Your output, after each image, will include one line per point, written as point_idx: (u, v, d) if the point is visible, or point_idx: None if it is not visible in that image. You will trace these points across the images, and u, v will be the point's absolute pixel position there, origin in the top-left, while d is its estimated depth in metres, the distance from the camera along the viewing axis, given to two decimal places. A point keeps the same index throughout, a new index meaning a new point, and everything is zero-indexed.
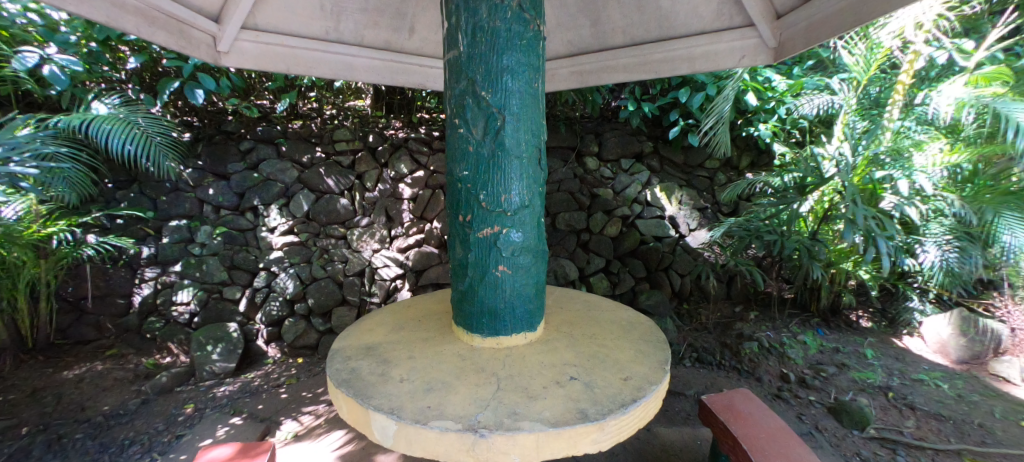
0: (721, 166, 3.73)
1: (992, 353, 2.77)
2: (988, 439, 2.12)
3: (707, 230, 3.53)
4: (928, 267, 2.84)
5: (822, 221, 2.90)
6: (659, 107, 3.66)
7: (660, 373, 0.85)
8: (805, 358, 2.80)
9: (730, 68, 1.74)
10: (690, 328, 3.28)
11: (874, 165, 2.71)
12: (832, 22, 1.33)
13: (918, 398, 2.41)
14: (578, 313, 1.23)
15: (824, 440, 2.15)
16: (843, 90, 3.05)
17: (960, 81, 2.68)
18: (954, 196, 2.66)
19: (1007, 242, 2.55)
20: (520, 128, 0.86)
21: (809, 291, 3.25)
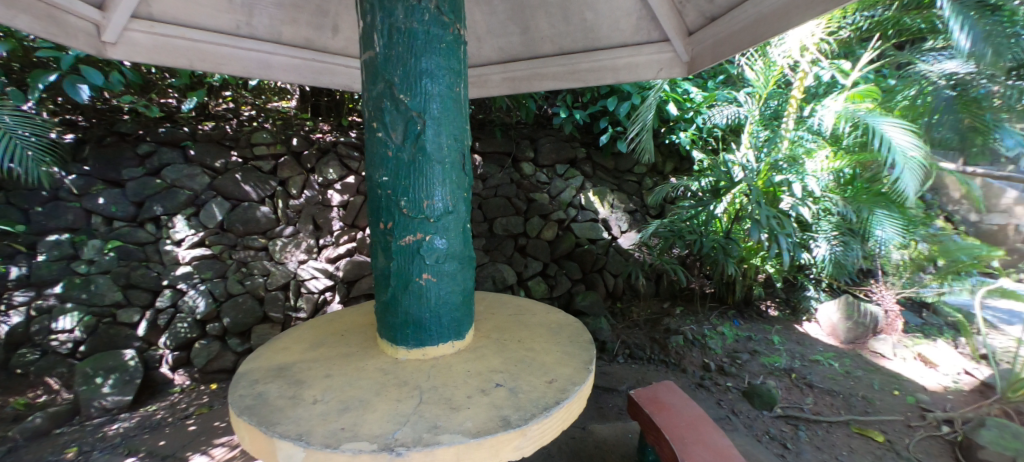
0: (647, 171, 3.99)
1: (871, 333, 3.17)
2: (869, 408, 2.43)
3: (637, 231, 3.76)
4: (820, 259, 3.19)
5: (733, 221, 3.17)
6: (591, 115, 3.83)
7: (585, 374, 0.87)
8: (723, 347, 3.03)
9: (650, 79, 1.86)
10: (623, 326, 3.43)
11: (774, 171, 3.05)
12: (733, 41, 1.48)
13: (814, 377, 2.71)
14: (509, 319, 1.24)
15: (738, 422, 2.35)
16: (747, 102, 3.37)
17: (838, 98, 3.08)
18: (838, 197, 3.09)
19: (881, 235, 3.05)
20: (441, 133, 0.85)
21: (726, 286, 3.53)
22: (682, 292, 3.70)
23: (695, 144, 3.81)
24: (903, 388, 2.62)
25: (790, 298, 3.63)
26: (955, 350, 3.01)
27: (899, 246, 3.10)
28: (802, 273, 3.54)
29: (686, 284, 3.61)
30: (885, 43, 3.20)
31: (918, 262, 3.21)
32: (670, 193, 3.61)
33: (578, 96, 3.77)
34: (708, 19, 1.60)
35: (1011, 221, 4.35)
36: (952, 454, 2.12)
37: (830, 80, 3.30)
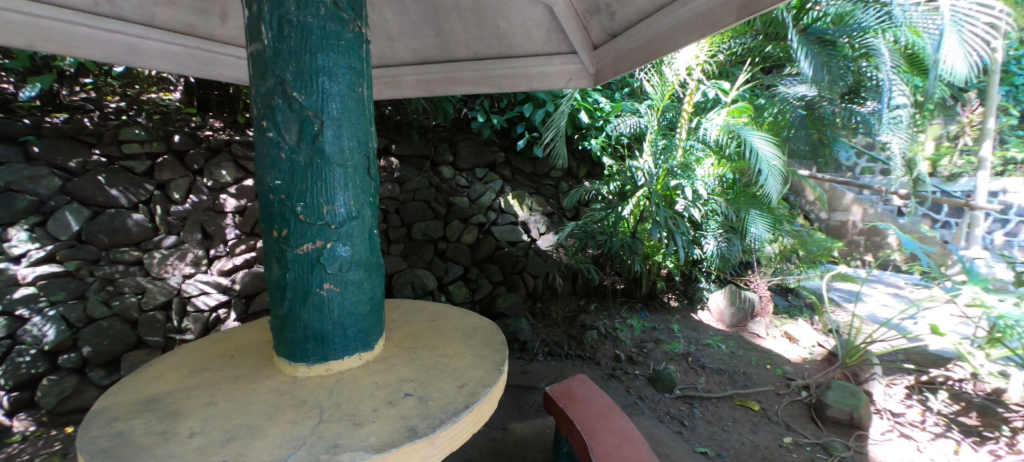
0: (563, 175, 4.19)
1: (750, 317, 3.59)
2: (749, 382, 2.77)
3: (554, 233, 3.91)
4: (710, 253, 3.58)
5: (638, 223, 3.43)
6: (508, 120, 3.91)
7: (495, 375, 0.88)
8: (632, 338, 3.27)
9: (560, 88, 1.96)
10: (543, 325, 3.52)
11: (670, 176, 3.37)
12: (633, 56, 1.62)
13: (707, 359, 3.03)
14: (421, 326, 1.21)
15: (644, 407, 2.54)
16: (647, 114, 3.59)
17: (719, 113, 3.51)
18: (722, 200, 3.52)
19: (756, 232, 3.44)
20: (342, 134, 0.80)
21: (634, 281, 3.81)
22: (596, 289, 3.92)
23: (605, 150, 4.06)
24: (774, 362, 3.03)
25: (687, 290, 4.00)
26: (811, 327, 3.54)
27: (770, 240, 3.59)
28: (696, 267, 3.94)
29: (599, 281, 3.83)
30: (754, 66, 3.74)
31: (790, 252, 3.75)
32: (582, 195, 3.67)
33: (495, 101, 3.82)
34: (610, 35, 1.71)
35: (850, 218, 5.26)
36: (808, 415, 2.44)
37: (713, 97, 3.74)
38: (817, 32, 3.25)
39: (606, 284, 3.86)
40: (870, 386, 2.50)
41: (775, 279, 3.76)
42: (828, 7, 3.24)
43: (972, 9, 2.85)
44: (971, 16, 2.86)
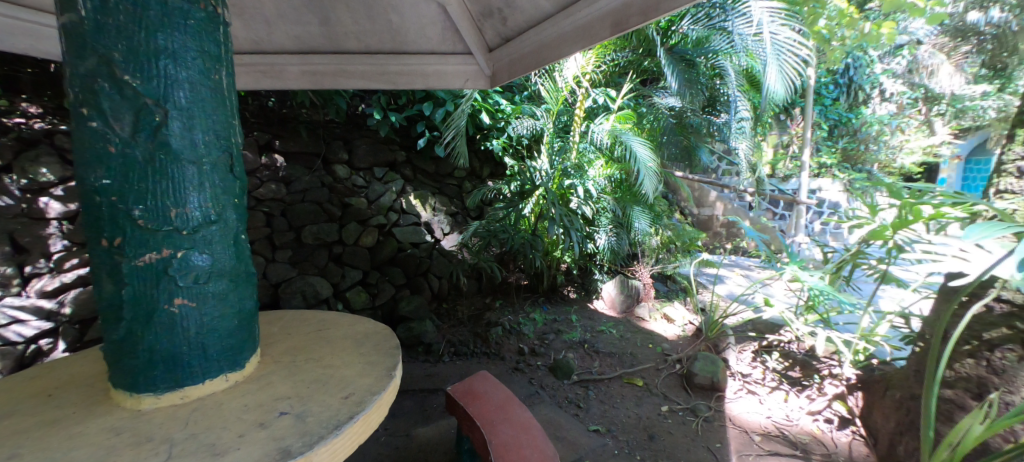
0: (467, 175, 4.19)
1: (636, 302, 3.98)
2: (634, 361, 3.07)
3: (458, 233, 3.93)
4: (602, 247, 3.89)
5: (538, 221, 3.57)
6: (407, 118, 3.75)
7: (385, 381, 0.84)
8: (535, 331, 3.40)
9: (457, 88, 2.00)
10: (448, 325, 3.48)
11: (565, 176, 3.58)
12: (524, 62, 1.70)
13: (601, 344, 3.27)
14: (307, 338, 1.12)
15: (545, 396, 2.66)
16: (542, 117, 3.81)
17: (608, 118, 3.81)
18: (610, 199, 3.87)
19: (640, 226, 3.90)
20: (193, 127, 0.70)
21: (536, 277, 3.96)
22: (500, 286, 3.99)
23: (507, 151, 4.15)
24: (655, 341, 3.39)
25: (585, 283, 4.23)
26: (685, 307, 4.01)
27: (651, 233, 4.03)
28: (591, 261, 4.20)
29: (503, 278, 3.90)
30: (636, 78, 4.08)
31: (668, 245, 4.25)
32: (487, 194, 3.77)
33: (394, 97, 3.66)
34: (502, 39, 1.76)
35: (714, 213, 6.11)
36: (681, 385, 2.77)
37: (602, 103, 4.02)
38: (680, 51, 3.90)
39: (510, 281, 3.95)
40: (727, 355, 2.94)
41: (657, 268, 4.17)
42: (687, 31, 3.83)
43: (788, 43, 3.36)
44: (788, 48, 3.38)
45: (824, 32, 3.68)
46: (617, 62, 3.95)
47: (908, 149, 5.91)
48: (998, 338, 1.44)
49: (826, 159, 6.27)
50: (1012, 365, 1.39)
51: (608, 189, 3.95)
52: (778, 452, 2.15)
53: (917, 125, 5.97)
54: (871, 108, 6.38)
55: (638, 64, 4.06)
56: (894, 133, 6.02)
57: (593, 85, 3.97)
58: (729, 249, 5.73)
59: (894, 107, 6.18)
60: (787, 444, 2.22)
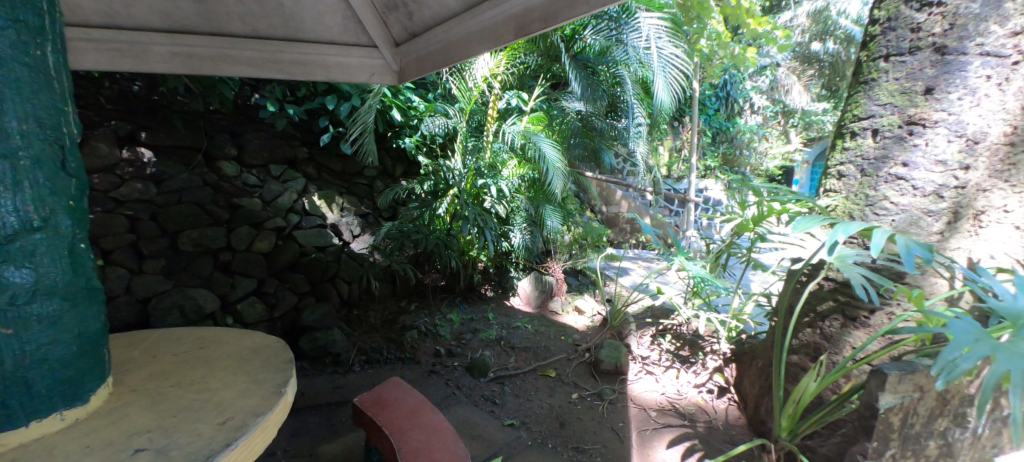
0: (378, 174, 4.01)
1: (550, 297, 4.13)
2: (547, 353, 3.18)
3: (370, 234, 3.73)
4: (517, 245, 3.96)
5: (452, 220, 3.52)
6: (308, 112, 3.47)
7: (274, 399, 0.85)
8: (451, 332, 3.35)
9: (362, 82, 1.89)
10: (359, 332, 3.30)
11: (478, 176, 3.55)
12: (432, 59, 1.67)
13: (516, 340, 3.34)
14: (183, 359, 1.05)
15: (461, 395, 2.65)
16: (455, 115, 3.75)
17: (522, 120, 3.93)
18: (524, 198, 3.95)
19: (552, 224, 4.04)
20: (9, 118, 0.64)
21: (453, 277, 3.88)
22: (416, 289, 3.87)
23: (420, 149, 4.02)
24: (567, 333, 3.54)
25: (502, 281, 4.25)
26: (594, 299, 4.18)
27: (563, 231, 4.20)
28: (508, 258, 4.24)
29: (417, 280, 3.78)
30: (546, 82, 4.24)
31: (578, 241, 4.45)
32: (399, 194, 3.62)
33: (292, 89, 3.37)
34: (411, 35, 1.71)
35: (620, 211, 6.66)
36: (590, 372, 2.95)
37: (515, 105, 4.17)
38: (582, 59, 4.14)
39: (426, 282, 3.84)
40: (629, 340, 3.20)
41: (569, 263, 4.33)
42: (590, 40, 3.99)
43: (673, 57, 3.74)
44: (673, 62, 3.76)
45: (705, 50, 4.24)
46: (528, 64, 4.05)
47: (772, 155, 6.98)
48: (827, 309, 1.73)
49: (710, 162, 7.08)
50: (838, 331, 1.68)
51: (523, 189, 4.00)
52: (671, 424, 2.39)
53: (777, 134, 7.06)
54: (743, 119, 7.45)
55: (548, 68, 4.15)
56: (761, 140, 7.20)
57: (505, 87, 4.04)
58: (633, 243, 6.20)
59: (761, 119, 7.39)
60: (678, 415, 2.46)
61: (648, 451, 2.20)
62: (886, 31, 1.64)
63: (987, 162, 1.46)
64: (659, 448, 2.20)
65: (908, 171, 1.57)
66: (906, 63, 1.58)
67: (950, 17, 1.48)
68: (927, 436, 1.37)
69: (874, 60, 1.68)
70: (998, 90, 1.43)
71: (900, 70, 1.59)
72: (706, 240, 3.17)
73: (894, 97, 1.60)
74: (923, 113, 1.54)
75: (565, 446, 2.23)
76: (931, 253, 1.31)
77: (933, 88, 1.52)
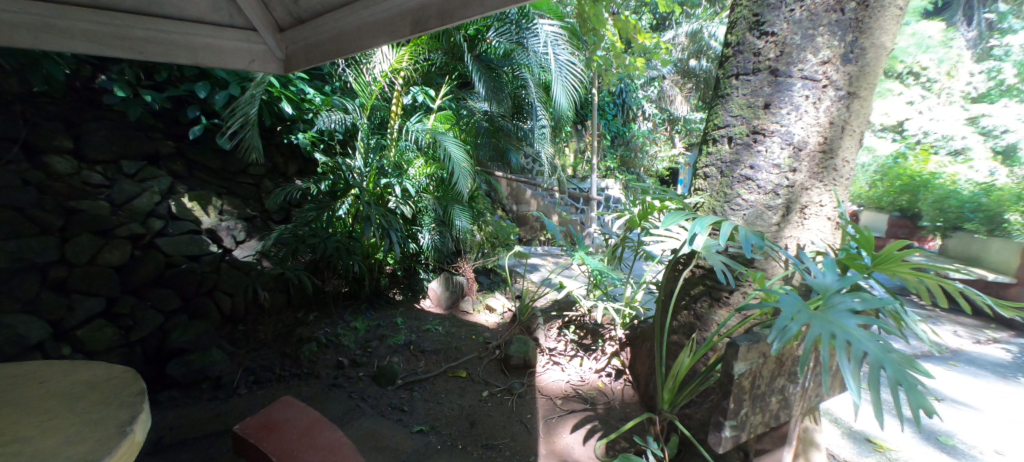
0: (267, 172, 3.65)
1: (461, 297, 3.96)
2: (458, 354, 3.13)
3: (258, 239, 3.34)
4: (426, 245, 3.87)
5: (354, 221, 3.32)
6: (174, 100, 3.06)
7: (116, 441, 0.91)
8: (356, 340, 3.13)
9: (240, 70, 1.68)
10: (245, 351, 2.92)
11: (381, 175, 3.42)
12: (323, 48, 1.56)
13: (426, 343, 3.23)
14: (2, 404, 1.01)
15: (366, 407, 2.51)
16: (354, 111, 3.47)
17: (429, 118, 3.85)
18: (431, 198, 3.88)
19: (461, 224, 3.95)
20: None
21: (357, 282, 3.59)
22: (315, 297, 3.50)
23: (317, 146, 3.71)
24: (478, 331, 3.50)
25: (413, 284, 4.06)
26: (505, 296, 4.19)
27: (472, 230, 4.13)
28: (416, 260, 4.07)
29: (317, 288, 3.40)
30: (453, 81, 4.19)
31: (489, 240, 4.42)
32: (291, 195, 3.34)
33: (150, 73, 2.93)
34: (297, 21, 1.60)
35: (529, 209, 6.86)
36: (500, 368, 2.97)
37: (421, 102, 4.08)
38: (487, 61, 4.17)
39: (327, 290, 3.44)
40: (537, 334, 3.27)
41: (479, 262, 4.17)
42: (494, 42, 4.06)
43: (571, 66, 3.92)
44: (571, 69, 3.91)
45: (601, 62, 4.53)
46: (433, 61, 3.87)
47: (661, 158, 7.93)
48: (698, 292, 1.98)
49: (610, 163, 7.65)
50: (705, 310, 1.94)
51: (430, 188, 3.95)
52: (574, 410, 2.52)
53: (663, 139, 8.02)
54: (637, 124, 8.14)
55: (455, 67, 4.12)
56: (652, 144, 8.00)
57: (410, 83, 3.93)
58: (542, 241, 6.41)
59: (651, 125, 8.17)
60: (580, 400, 2.62)
61: (554, 438, 2.31)
62: (736, 53, 1.93)
63: (807, 166, 1.82)
64: (563, 434, 2.33)
65: (755, 172, 1.86)
66: (751, 81, 1.86)
67: (781, 45, 1.78)
68: (770, 392, 1.64)
69: (728, 78, 1.95)
70: (813, 107, 1.77)
71: (746, 87, 1.88)
72: (605, 235, 3.36)
73: (743, 110, 1.88)
74: (764, 125, 1.83)
75: (474, 445, 2.25)
76: (762, 241, 1.59)
77: (770, 104, 1.81)
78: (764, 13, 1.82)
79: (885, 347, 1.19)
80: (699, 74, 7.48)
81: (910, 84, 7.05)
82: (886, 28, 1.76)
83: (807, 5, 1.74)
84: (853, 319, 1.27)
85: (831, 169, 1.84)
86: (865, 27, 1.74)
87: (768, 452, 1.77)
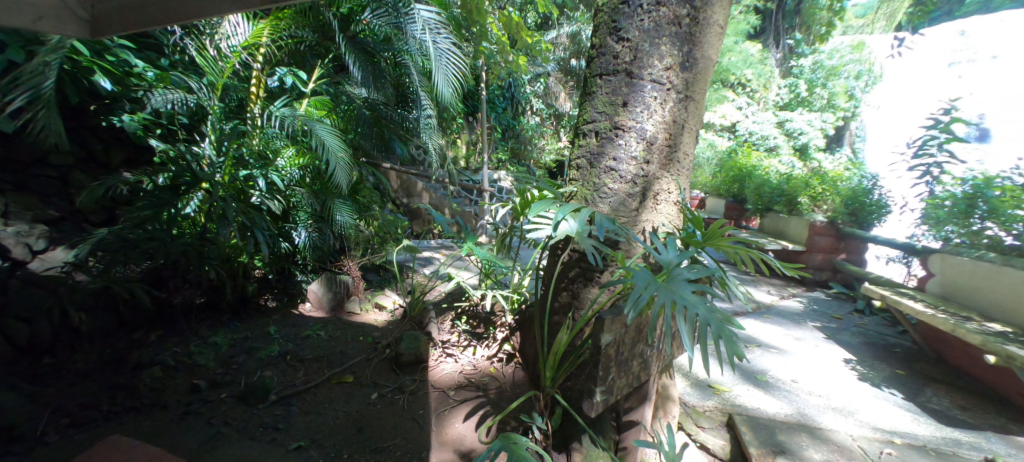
0: (78, 163, 2.99)
1: (347, 296, 3.66)
2: (344, 358, 2.93)
3: (68, 248, 2.69)
4: (301, 243, 3.52)
5: (207, 219, 2.85)
6: None
7: None
8: (215, 358, 2.73)
9: (23, 31, 1.33)
10: (57, 388, 2.22)
11: (240, 166, 2.95)
12: (145, 11, 1.37)
13: (305, 351, 2.96)
14: None
15: (232, 431, 2.20)
16: (202, 90, 2.96)
17: (301, 103, 3.55)
18: (303, 192, 3.43)
19: (341, 219, 3.63)
20: None
21: (215, 290, 3.14)
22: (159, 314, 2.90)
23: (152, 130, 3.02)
24: (366, 331, 3.31)
25: (287, 288, 3.65)
26: (397, 293, 3.98)
27: (357, 225, 3.80)
28: (291, 261, 3.68)
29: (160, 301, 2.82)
30: (327, 62, 3.95)
31: (378, 235, 4.16)
32: (112, 190, 2.74)
33: None
34: None
35: (421, 202, 6.71)
36: (390, 368, 2.84)
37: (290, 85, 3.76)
38: (362, 43, 3.95)
39: (175, 302, 2.90)
40: (430, 327, 3.17)
41: (366, 259, 3.90)
42: (370, 24, 3.82)
43: (451, 54, 3.83)
44: (452, 60, 3.85)
45: (488, 51, 4.55)
46: (302, 37, 3.57)
47: (548, 150, 8.65)
48: (574, 274, 2.15)
49: (501, 155, 7.90)
50: (580, 289, 2.12)
51: (304, 182, 3.56)
52: (467, 399, 2.55)
53: (550, 133, 8.61)
54: (527, 118, 8.50)
55: (328, 48, 3.90)
56: (540, 138, 8.44)
57: (272, 64, 3.53)
58: (435, 234, 6.27)
59: (538, 119, 8.59)
60: (472, 388, 2.66)
61: (445, 428, 2.34)
62: (600, 55, 2.12)
63: (657, 158, 2.09)
64: (455, 424, 2.36)
65: (617, 164, 2.07)
66: (612, 81, 2.07)
67: (634, 50, 2.00)
68: (630, 357, 1.87)
69: (593, 77, 2.15)
70: (660, 107, 2.03)
71: (608, 86, 2.08)
72: (496, 225, 3.42)
73: (606, 107, 2.09)
74: (623, 121, 2.05)
75: (362, 452, 2.15)
76: (614, 225, 1.81)
77: (627, 103, 2.03)
78: (620, 20, 2.04)
79: (709, 309, 1.45)
80: (578, 72, 8.30)
81: (740, 92, 8.90)
82: (710, 43, 2.09)
83: (653, 16, 1.97)
84: (689, 287, 1.51)
85: (675, 161, 2.14)
86: (696, 40, 2.04)
87: (633, 408, 2.01)
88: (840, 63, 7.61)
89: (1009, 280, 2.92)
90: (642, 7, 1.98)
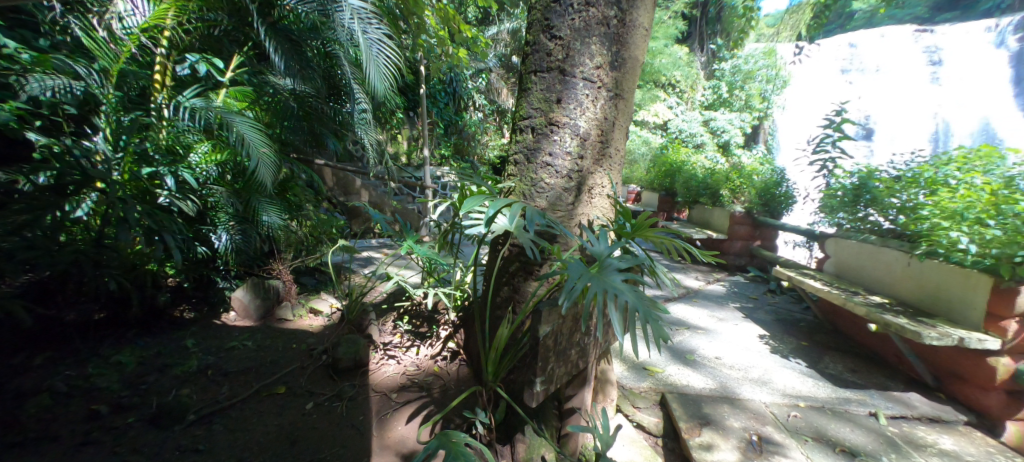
0: None
1: (276, 303, 3.45)
2: (274, 368, 2.75)
3: None
4: (222, 246, 3.24)
5: (104, 222, 2.53)
6: None
7: None
8: (119, 380, 2.43)
9: None
10: None
11: (142, 162, 2.66)
12: None
13: (230, 364, 2.73)
14: None
15: (144, 458, 1.96)
16: (92, 77, 2.61)
17: (219, 93, 3.34)
18: (222, 191, 3.17)
19: (268, 219, 3.38)
20: None
21: (117, 302, 2.79)
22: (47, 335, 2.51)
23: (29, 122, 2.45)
24: (299, 338, 3.11)
25: (207, 297, 3.34)
26: (334, 296, 3.81)
27: (287, 225, 3.56)
28: (210, 267, 3.37)
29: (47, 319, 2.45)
30: (246, 50, 3.68)
31: (311, 235, 3.92)
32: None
33: None
34: None
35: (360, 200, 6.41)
36: (327, 375, 2.71)
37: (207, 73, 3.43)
38: (285, 29, 3.61)
39: (68, 320, 2.56)
40: (370, 330, 3.07)
41: (299, 261, 3.67)
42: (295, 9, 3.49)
43: (383, 47, 3.70)
44: (385, 52, 3.72)
45: (426, 45, 4.44)
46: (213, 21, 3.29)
47: (491, 146, 8.63)
48: (513, 269, 2.17)
49: (444, 151, 7.74)
50: (521, 283, 2.15)
51: (222, 180, 3.29)
52: (410, 400, 2.50)
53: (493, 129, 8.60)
54: (470, 114, 8.43)
55: (247, 36, 3.65)
56: (482, 134, 8.41)
57: (181, 50, 3.22)
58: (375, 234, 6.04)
59: (481, 115, 8.55)
60: (415, 388, 2.61)
61: (387, 432, 2.29)
62: (533, 52, 2.16)
63: (590, 153, 2.16)
64: (398, 426, 2.32)
65: (553, 159, 2.12)
66: (546, 79, 2.11)
67: (566, 48, 2.05)
68: (568, 346, 1.93)
69: (529, 74, 2.18)
70: (591, 104, 2.10)
71: (541, 83, 2.13)
72: (437, 222, 3.34)
73: (542, 104, 2.13)
74: (557, 117, 2.09)
75: None
76: (544, 218, 1.87)
77: (561, 99, 2.08)
78: (553, 18, 2.08)
79: (637, 295, 1.55)
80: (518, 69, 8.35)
81: (671, 92, 9.41)
82: (637, 43, 2.20)
83: (583, 16, 2.03)
84: (620, 276, 1.59)
85: (607, 156, 2.23)
86: (623, 41, 2.13)
87: (573, 395, 2.08)
88: (754, 67, 8.44)
89: (887, 258, 3.41)
90: (573, 7, 2.04)
